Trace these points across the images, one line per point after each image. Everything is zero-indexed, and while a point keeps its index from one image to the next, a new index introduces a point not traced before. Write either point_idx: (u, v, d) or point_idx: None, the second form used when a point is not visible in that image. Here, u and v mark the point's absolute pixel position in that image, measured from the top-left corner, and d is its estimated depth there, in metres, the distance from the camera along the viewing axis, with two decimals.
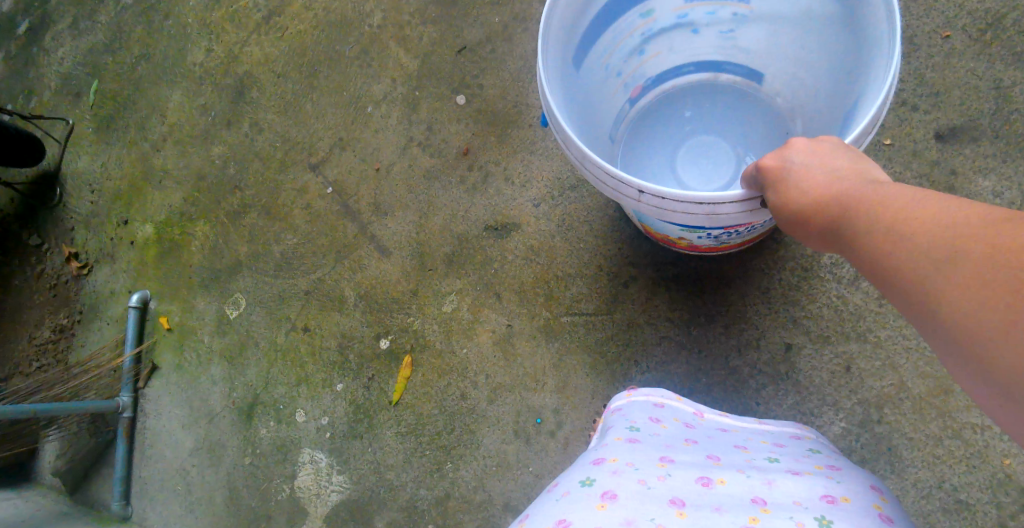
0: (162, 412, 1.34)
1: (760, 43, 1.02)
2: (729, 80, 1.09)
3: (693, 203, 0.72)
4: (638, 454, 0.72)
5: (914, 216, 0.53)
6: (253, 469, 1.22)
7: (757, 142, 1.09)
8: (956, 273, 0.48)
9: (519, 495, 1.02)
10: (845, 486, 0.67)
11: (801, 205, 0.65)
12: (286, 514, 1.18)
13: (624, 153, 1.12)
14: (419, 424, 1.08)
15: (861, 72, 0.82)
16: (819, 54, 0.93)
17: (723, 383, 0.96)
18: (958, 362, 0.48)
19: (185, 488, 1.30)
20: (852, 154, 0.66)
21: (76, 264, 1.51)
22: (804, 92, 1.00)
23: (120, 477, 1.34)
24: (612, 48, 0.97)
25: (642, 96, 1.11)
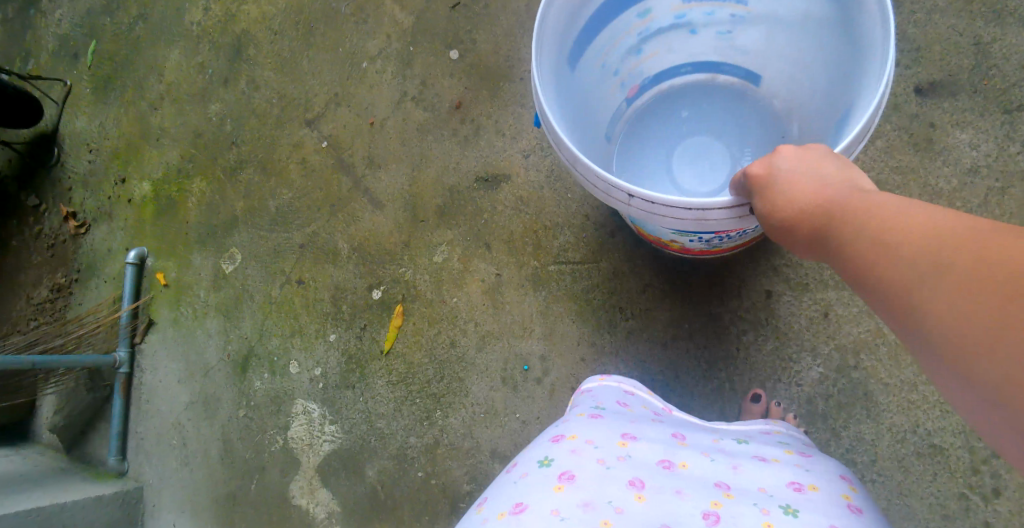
0: (158, 367, 1.35)
1: (760, 45, 0.97)
2: (728, 81, 1.04)
3: (681, 208, 0.67)
4: (600, 433, 0.72)
5: (908, 222, 0.48)
6: (248, 421, 1.23)
7: (755, 146, 1.03)
8: (945, 283, 0.44)
9: (506, 441, 1.03)
10: (810, 474, 0.68)
11: (787, 212, 0.60)
12: (278, 464, 1.19)
13: (618, 154, 1.06)
14: (409, 372, 1.09)
15: (856, 76, 0.77)
16: (819, 58, 0.87)
17: (704, 330, 0.97)
18: (943, 370, 0.44)
19: (179, 441, 1.32)
20: (839, 160, 0.62)
21: (74, 223, 1.52)
22: (802, 96, 0.94)
23: (117, 432, 1.36)
24: (607, 46, 0.93)
25: (639, 96, 1.05)
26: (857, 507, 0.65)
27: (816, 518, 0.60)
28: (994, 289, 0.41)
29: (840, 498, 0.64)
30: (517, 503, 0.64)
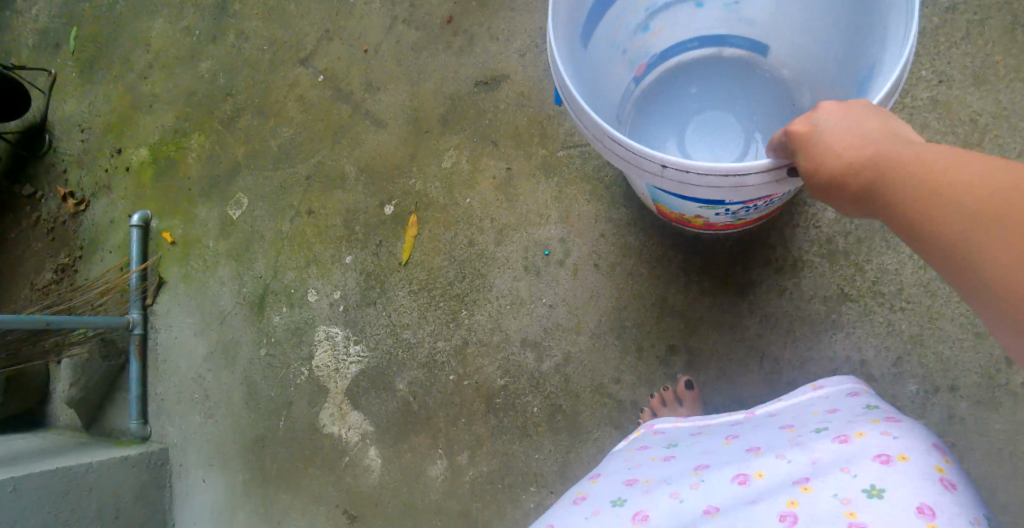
0: (173, 324, 1.33)
1: (768, 14, 0.93)
2: (735, 54, 1.00)
3: (717, 175, 0.65)
4: (674, 470, 0.72)
5: (951, 177, 0.51)
6: (270, 359, 1.22)
7: (767, 119, 0.99)
8: (1001, 239, 0.47)
9: (535, 328, 1.03)
10: (901, 444, 0.63)
11: (834, 171, 0.58)
12: (306, 396, 1.18)
13: (630, 135, 1.01)
14: (430, 278, 1.10)
15: (878, 33, 0.73)
16: (833, 22, 0.84)
17: None
18: (994, 319, 0.48)
19: (201, 395, 1.29)
20: (876, 110, 0.60)
21: (72, 201, 1.49)
22: (815, 63, 0.91)
23: (136, 395, 1.34)
24: (617, 23, 0.89)
25: (646, 75, 1.00)
26: (951, 481, 0.61)
27: (901, 502, 0.58)
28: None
29: (934, 472, 0.61)
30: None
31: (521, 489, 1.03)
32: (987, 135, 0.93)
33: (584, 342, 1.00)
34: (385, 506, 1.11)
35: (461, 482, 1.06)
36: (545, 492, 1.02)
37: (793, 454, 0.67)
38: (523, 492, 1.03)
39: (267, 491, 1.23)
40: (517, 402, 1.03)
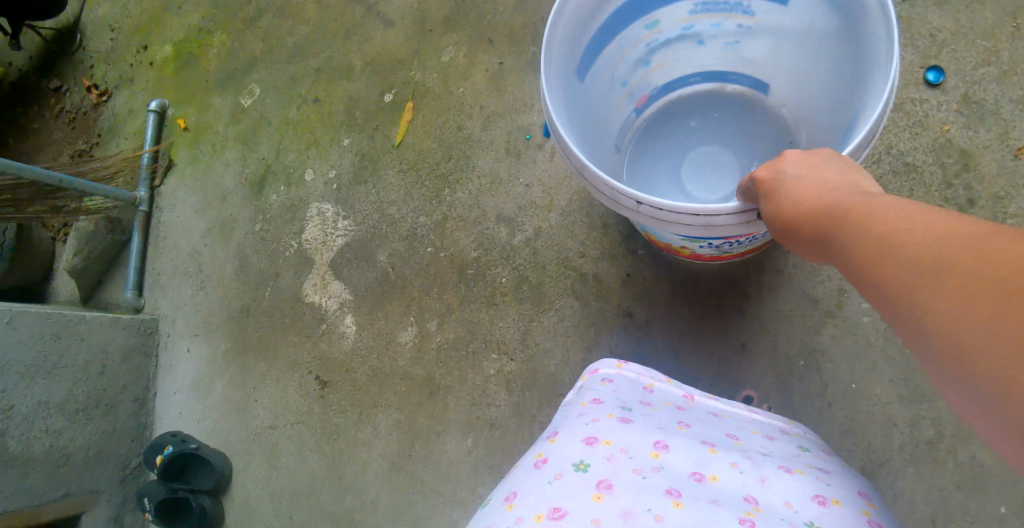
0: (176, 203, 1.41)
1: (766, 57, 0.99)
2: (736, 90, 1.06)
3: (689, 213, 0.70)
4: (636, 438, 0.68)
5: (896, 224, 0.49)
6: (264, 234, 1.29)
7: (763, 153, 1.05)
8: (942, 283, 0.44)
9: (511, 205, 1.11)
10: (833, 489, 0.65)
11: (792, 214, 0.61)
12: (293, 267, 1.25)
13: (629, 165, 1.09)
14: (419, 159, 1.18)
15: (862, 87, 0.77)
16: (824, 72, 0.89)
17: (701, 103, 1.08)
18: (941, 372, 0.44)
19: (195, 269, 1.37)
20: (845, 164, 0.62)
21: (96, 92, 1.59)
22: (809, 106, 0.96)
23: (134, 267, 1.41)
24: (617, 58, 0.95)
25: (648, 107, 1.07)
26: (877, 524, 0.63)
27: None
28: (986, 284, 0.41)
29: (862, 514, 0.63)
30: (552, 506, 0.61)
31: (483, 355, 1.09)
32: (945, 49, 1.02)
33: (555, 219, 1.08)
34: (355, 372, 1.18)
35: (428, 348, 1.12)
36: (506, 359, 1.07)
37: (744, 468, 0.67)
38: (485, 358, 1.09)
39: (245, 359, 1.29)
40: (487, 273, 1.10)
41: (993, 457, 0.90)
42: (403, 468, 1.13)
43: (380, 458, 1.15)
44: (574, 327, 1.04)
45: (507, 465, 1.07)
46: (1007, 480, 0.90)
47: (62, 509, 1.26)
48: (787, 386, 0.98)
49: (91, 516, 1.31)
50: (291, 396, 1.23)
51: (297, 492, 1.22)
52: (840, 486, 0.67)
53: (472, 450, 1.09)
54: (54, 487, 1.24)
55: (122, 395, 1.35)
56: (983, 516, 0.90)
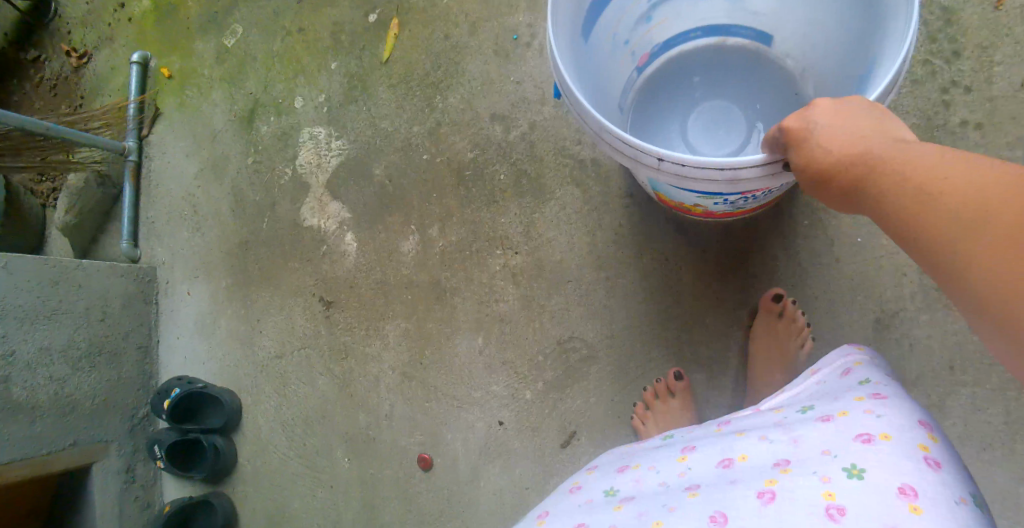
0: (167, 150, 1.40)
1: (771, 10, 0.96)
2: (739, 44, 1.02)
3: (712, 169, 0.68)
4: (662, 456, 0.72)
5: (939, 180, 0.53)
6: (257, 167, 1.29)
7: (771, 108, 1.02)
8: (980, 239, 0.49)
9: (504, 104, 1.11)
10: (884, 422, 0.60)
11: (828, 166, 0.60)
12: (290, 194, 1.25)
13: (633, 125, 1.07)
14: (408, 72, 1.18)
15: (878, 34, 0.76)
16: (832, 21, 0.87)
17: (703, 54, 1.05)
18: (974, 316, 0.51)
19: (191, 212, 1.36)
20: (877, 109, 0.61)
21: (76, 55, 1.57)
22: (817, 58, 0.93)
23: (129, 218, 1.40)
24: (617, 15, 0.93)
25: (650, 65, 1.05)
26: (937, 460, 0.57)
27: (886, 479, 0.55)
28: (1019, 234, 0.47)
29: (912, 451, 0.57)
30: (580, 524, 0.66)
31: (487, 253, 1.09)
32: None
33: (548, 111, 1.08)
34: (360, 288, 1.17)
35: (432, 254, 1.12)
36: (510, 253, 1.07)
37: (776, 437, 0.65)
38: (490, 255, 1.09)
39: (248, 293, 1.28)
40: (486, 172, 1.10)
41: None
42: (415, 377, 1.13)
43: (391, 371, 1.14)
44: (576, 212, 1.04)
45: (521, 359, 1.06)
46: None
47: (70, 460, 1.23)
48: (792, 248, 0.99)
49: (102, 467, 1.29)
50: (297, 323, 1.23)
51: (311, 417, 1.21)
52: (897, 419, 0.60)
53: (484, 349, 1.08)
54: (62, 435, 1.23)
55: (124, 342, 1.34)
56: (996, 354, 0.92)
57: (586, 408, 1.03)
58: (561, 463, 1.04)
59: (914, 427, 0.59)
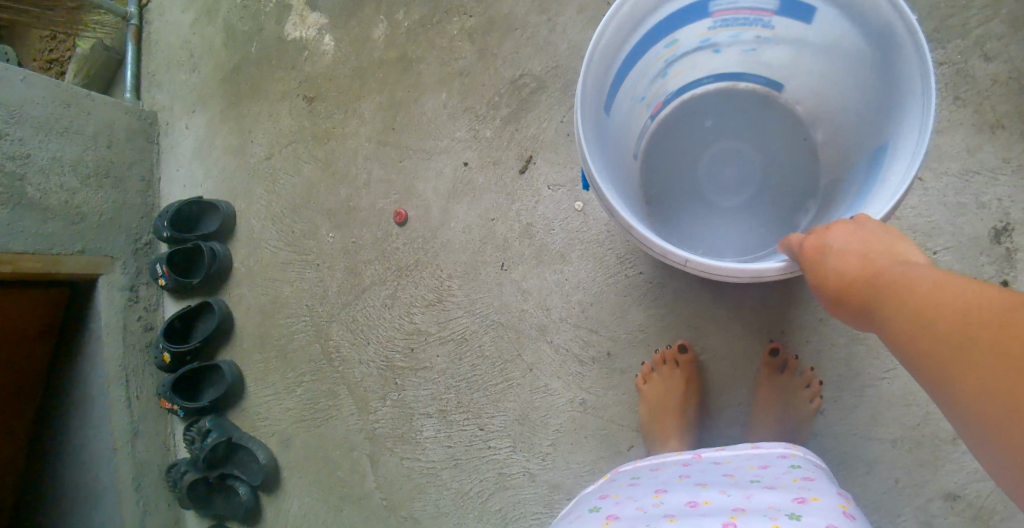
0: (165, 10, 1.53)
1: (784, 64, 0.98)
2: (749, 88, 1.04)
3: (738, 272, 0.76)
4: (638, 489, 0.84)
5: (932, 300, 0.59)
6: (246, 3, 1.43)
7: (780, 149, 1.04)
8: (969, 356, 0.55)
9: None
10: (816, 492, 0.76)
11: (840, 286, 0.69)
12: (274, 17, 1.39)
13: (647, 169, 1.06)
14: None
15: (892, 111, 0.81)
16: (847, 83, 0.90)
17: (720, 94, 1.05)
18: (973, 432, 0.55)
19: (188, 54, 1.49)
20: (887, 232, 0.69)
21: None
22: (829, 109, 0.97)
23: (132, 74, 1.53)
24: (637, 79, 0.95)
25: (663, 110, 1.05)
26: (854, 514, 0.72)
27: (818, 522, 0.69)
28: (998, 351, 0.53)
29: (839, 507, 0.72)
30: None
31: (446, 22, 1.22)
32: None
33: None
34: (339, 79, 1.30)
35: (399, 35, 1.26)
36: (466, 18, 1.21)
37: (732, 493, 0.78)
38: (447, 23, 1.22)
39: (240, 110, 1.41)
40: None
41: None
42: (389, 142, 1.25)
43: (368, 142, 1.27)
44: None
45: (479, 103, 1.19)
46: None
47: (79, 266, 1.34)
48: (771, 134, 1.04)
49: (107, 280, 1.40)
50: (284, 122, 1.35)
51: (298, 203, 1.32)
52: (822, 490, 0.77)
53: (447, 103, 1.21)
54: (71, 241, 1.34)
55: (128, 170, 1.46)
56: None
57: (539, 134, 1.16)
58: (520, 188, 1.16)
59: (836, 494, 0.75)
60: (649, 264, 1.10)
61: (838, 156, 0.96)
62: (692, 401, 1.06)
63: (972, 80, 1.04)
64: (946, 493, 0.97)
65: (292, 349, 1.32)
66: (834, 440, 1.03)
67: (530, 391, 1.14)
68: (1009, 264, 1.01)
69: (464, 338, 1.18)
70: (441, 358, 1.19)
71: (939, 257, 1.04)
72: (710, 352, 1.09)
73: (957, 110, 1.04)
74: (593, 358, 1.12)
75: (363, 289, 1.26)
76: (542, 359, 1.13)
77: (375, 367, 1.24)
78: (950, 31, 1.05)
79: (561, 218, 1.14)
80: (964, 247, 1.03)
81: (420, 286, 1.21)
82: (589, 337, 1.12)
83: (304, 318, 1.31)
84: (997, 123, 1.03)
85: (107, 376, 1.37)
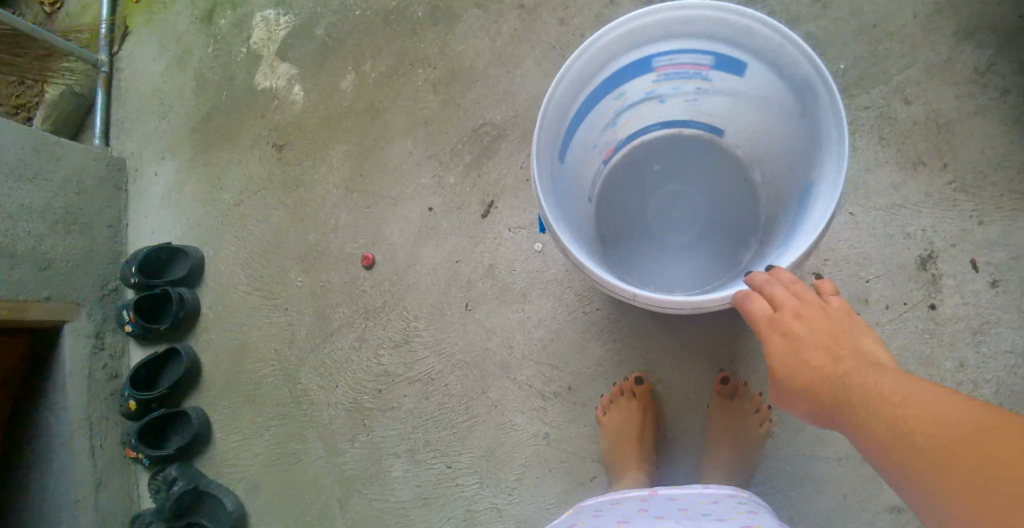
0: (135, 60, 1.56)
1: (724, 112, 1.06)
2: (693, 134, 1.11)
3: (682, 303, 0.81)
4: (602, 520, 0.87)
5: (905, 408, 0.62)
6: (216, 54, 1.47)
7: (724, 190, 1.11)
8: (947, 468, 0.57)
9: None
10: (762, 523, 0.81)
11: (806, 379, 0.70)
12: (245, 67, 1.43)
13: (602, 211, 1.12)
14: None
15: (815, 156, 0.88)
16: (778, 130, 0.98)
17: (667, 140, 1.12)
18: None
19: (158, 103, 1.53)
20: (847, 325, 0.72)
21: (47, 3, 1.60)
22: (764, 153, 1.04)
23: (101, 121, 1.55)
24: (588, 128, 1.01)
25: (615, 156, 1.12)
26: None
27: None
28: (977, 466, 0.55)
29: None
30: None
31: (411, 74, 1.29)
32: None
33: None
34: (308, 127, 1.35)
35: (366, 86, 1.31)
36: (430, 70, 1.28)
37: (686, 523, 0.82)
38: (412, 75, 1.29)
39: (210, 158, 1.45)
40: (406, 14, 1.31)
41: (821, 28, 1.20)
42: (357, 188, 1.29)
43: (336, 188, 1.31)
44: (481, 28, 1.26)
45: (443, 150, 1.25)
46: (836, 43, 1.19)
47: (45, 311, 1.33)
48: (715, 175, 1.12)
49: (73, 327, 1.40)
50: (254, 170, 1.39)
51: (267, 248, 1.35)
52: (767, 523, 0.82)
53: (412, 150, 1.26)
54: (38, 287, 1.33)
55: (96, 217, 1.47)
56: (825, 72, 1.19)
57: (500, 179, 1.21)
58: (483, 231, 1.21)
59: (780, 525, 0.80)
60: (606, 300, 1.15)
61: (775, 195, 1.03)
62: (649, 432, 1.10)
63: (894, 122, 1.16)
64: (891, 506, 1.03)
65: (261, 392, 1.33)
66: (787, 464, 1.07)
67: (496, 428, 1.16)
68: (935, 288, 1.12)
69: (431, 378, 1.21)
70: (408, 398, 1.21)
71: (871, 285, 1.14)
72: (665, 384, 1.13)
73: (881, 150, 1.16)
74: (556, 392, 1.15)
75: (331, 332, 1.28)
76: (506, 396, 1.16)
77: (344, 408, 1.26)
78: (873, 79, 1.18)
79: (522, 258, 1.19)
80: (894, 276, 1.14)
81: (387, 327, 1.24)
82: (552, 372, 1.15)
83: (272, 361, 1.32)
84: (917, 160, 1.15)
85: (71, 424, 1.36)
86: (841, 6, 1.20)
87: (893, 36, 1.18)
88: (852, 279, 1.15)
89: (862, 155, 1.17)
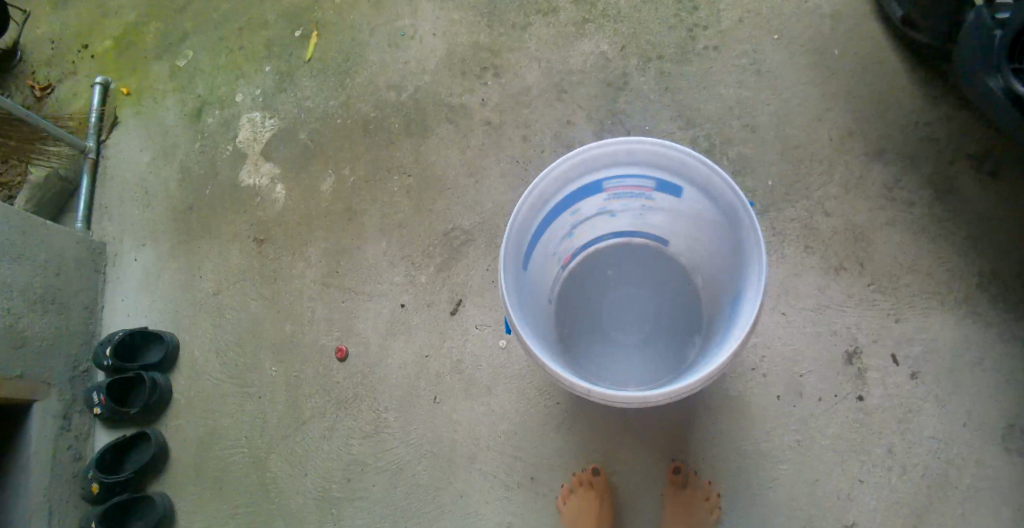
0: (122, 150, 1.64)
1: (667, 226, 1.18)
2: (642, 243, 1.23)
3: (631, 399, 0.91)
4: None
5: None
6: (202, 150, 1.56)
7: (670, 293, 1.23)
8: None
9: (398, 77, 1.46)
10: None
11: None
12: (229, 164, 1.53)
13: (561, 311, 1.23)
14: (325, 62, 1.52)
15: (742, 270, 1.01)
16: (712, 244, 1.11)
17: (618, 247, 1.24)
18: None
19: (143, 192, 1.60)
20: None
21: (39, 88, 1.67)
22: (703, 262, 1.17)
23: (84, 204, 1.60)
24: (547, 240, 1.13)
25: (573, 261, 1.23)
26: None
27: None
28: None
29: None
30: None
31: (387, 179, 1.40)
32: None
33: (428, 79, 1.45)
34: (288, 223, 1.44)
35: (345, 188, 1.42)
36: (405, 176, 1.40)
37: None
38: (388, 181, 1.40)
39: (190, 247, 1.52)
40: (384, 125, 1.44)
41: (752, 149, 1.36)
42: (333, 283, 1.38)
43: (312, 282, 1.39)
44: (452, 141, 1.40)
45: (415, 251, 1.35)
46: (766, 162, 1.35)
47: (16, 389, 1.34)
48: (661, 279, 1.24)
49: (42, 406, 1.41)
50: (233, 261, 1.47)
51: (243, 337, 1.41)
52: None
53: (386, 250, 1.36)
54: (12, 365, 1.35)
55: (73, 299, 1.50)
56: (756, 188, 1.34)
57: (468, 279, 1.32)
58: (451, 327, 1.30)
59: None
60: (565, 395, 1.24)
61: (714, 300, 1.15)
62: (605, 521, 1.17)
63: (817, 233, 1.31)
64: None
65: (230, 479, 1.35)
66: None
67: (461, 517, 1.22)
68: (861, 381, 1.24)
69: (399, 468, 1.26)
70: (376, 487, 1.27)
71: (803, 378, 1.25)
72: (620, 475, 1.22)
73: (808, 257, 1.30)
74: (518, 482, 1.22)
75: (303, 421, 1.33)
76: (471, 485, 1.23)
77: (312, 496, 1.30)
78: (799, 195, 1.33)
79: (487, 353, 1.28)
80: (824, 369, 1.25)
81: (357, 418, 1.30)
82: (514, 463, 1.23)
83: (242, 449, 1.36)
84: (838, 267, 1.29)
85: (31, 508, 1.34)
86: (770, 130, 1.37)
87: (813, 158, 1.35)
88: (786, 371, 1.25)
89: (792, 260, 1.31)
